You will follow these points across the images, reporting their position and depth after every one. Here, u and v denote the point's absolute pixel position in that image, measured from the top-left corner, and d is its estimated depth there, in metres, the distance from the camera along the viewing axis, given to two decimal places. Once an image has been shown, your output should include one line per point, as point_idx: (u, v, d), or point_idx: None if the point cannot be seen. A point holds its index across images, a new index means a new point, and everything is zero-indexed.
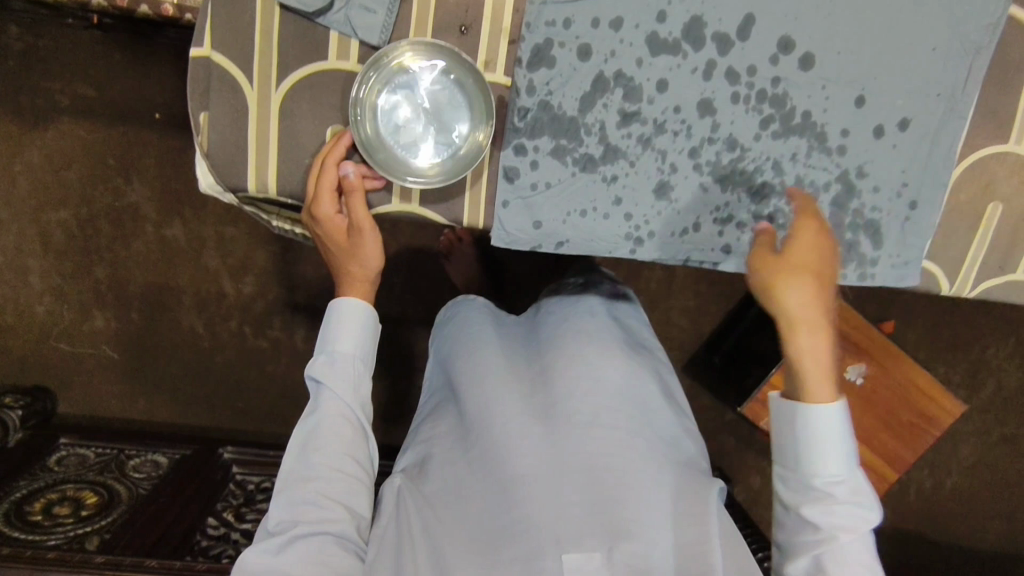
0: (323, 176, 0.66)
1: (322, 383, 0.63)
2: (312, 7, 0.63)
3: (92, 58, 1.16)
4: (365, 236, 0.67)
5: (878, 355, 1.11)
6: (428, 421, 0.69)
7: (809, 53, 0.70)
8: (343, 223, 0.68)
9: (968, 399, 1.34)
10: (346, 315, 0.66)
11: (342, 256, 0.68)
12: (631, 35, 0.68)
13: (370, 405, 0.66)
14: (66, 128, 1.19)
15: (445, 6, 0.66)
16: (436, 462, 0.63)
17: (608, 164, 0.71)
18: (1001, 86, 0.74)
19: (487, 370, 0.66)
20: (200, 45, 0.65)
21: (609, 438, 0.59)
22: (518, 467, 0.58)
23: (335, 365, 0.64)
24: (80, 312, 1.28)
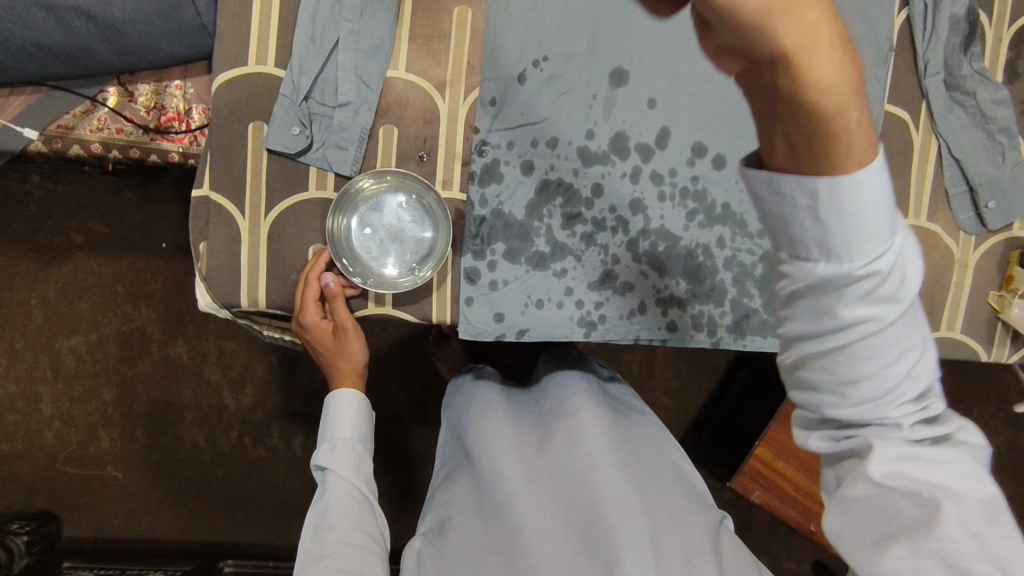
0: (307, 289, 0.76)
1: (328, 468, 0.73)
2: (294, 149, 0.75)
3: (105, 199, 1.30)
4: (350, 334, 0.79)
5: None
6: (446, 492, 0.79)
7: (720, 154, 0.82)
8: (328, 327, 0.79)
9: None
10: (343, 406, 0.78)
11: (332, 355, 0.80)
12: (566, 150, 0.80)
13: (373, 485, 0.76)
14: (81, 262, 1.31)
15: (405, 139, 0.79)
16: (451, 524, 0.73)
17: (558, 260, 0.81)
18: (893, 170, 0.84)
19: (496, 440, 0.78)
20: (202, 186, 0.78)
21: (606, 480, 0.69)
22: (521, 505, 0.69)
23: (336, 451, 0.74)
24: (87, 434, 1.34)
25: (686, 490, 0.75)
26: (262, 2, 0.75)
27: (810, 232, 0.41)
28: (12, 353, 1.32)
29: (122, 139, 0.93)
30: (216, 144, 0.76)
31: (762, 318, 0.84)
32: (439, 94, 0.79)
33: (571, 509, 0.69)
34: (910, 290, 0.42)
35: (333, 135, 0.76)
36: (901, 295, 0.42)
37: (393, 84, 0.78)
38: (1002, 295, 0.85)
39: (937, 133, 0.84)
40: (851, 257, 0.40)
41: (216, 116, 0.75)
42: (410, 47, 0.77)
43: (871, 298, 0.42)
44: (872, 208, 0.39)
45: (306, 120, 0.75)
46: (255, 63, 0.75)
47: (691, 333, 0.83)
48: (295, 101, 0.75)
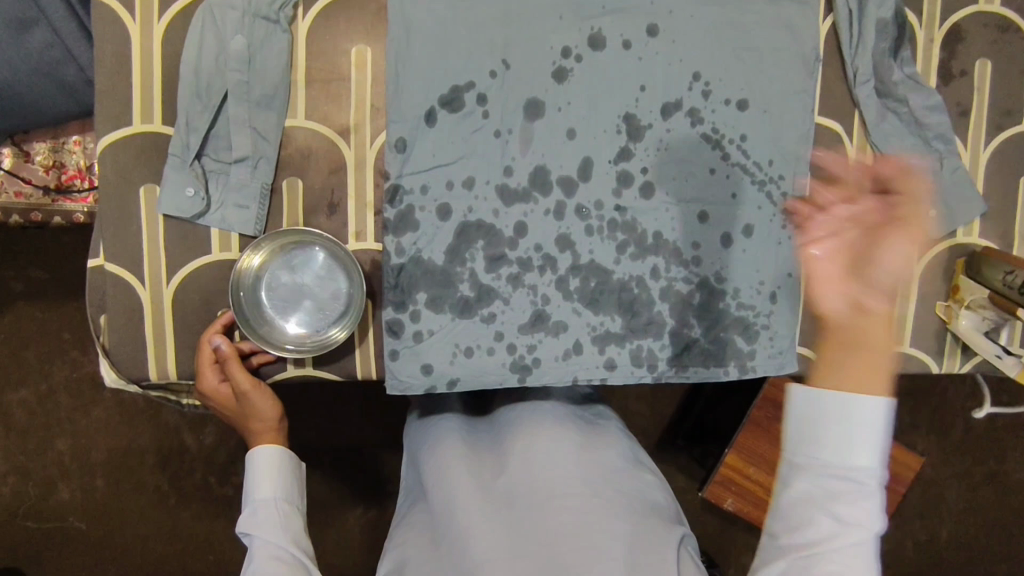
0: (201, 353, 0.72)
1: (250, 535, 0.67)
2: (189, 212, 0.71)
3: (39, 247, 1.26)
4: (255, 396, 0.72)
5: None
6: (404, 531, 0.75)
7: (647, 183, 0.78)
8: (230, 390, 0.73)
9: (938, 444, 1.37)
10: (262, 463, 0.71)
11: (243, 418, 0.73)
12: (484, 190, 0.76)
13: (307, 542, 0.70)
14: (19, 314, 1.26)
15: (311, 191, 0.74)
16: (410, 569, 0.68)
17: (484, 305, 0.77)
18: (829, 183, 0.81)
19: (453, 473, 0.73)
20: (96, 256, 0.73)
21: (564, 508, 0.66)
22: (480, 548, 0.64)
23: (258, 515, 0.68)
24: (45, 487, 1.29)
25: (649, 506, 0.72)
26: (141, 60, 0.70)
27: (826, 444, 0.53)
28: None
29: (23, 203, 0.86)
30: (108, 211, 0.71)
31: (704, 348, 0.80)
32: (343, 141, 0.74)
33: (530, 535, 0.65)
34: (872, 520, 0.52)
35: (231, 194, 0.72)
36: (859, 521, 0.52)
37: (293, 134, 0.73)
38: (949, 305, 0.82)
39: (871, 143, 0.80)
40: (844, 464, 0.53)
41: (104, 181, 0.71)
42: (307, 94, 0.73)
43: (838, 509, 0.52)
44: (838, 438, 0.53)
45: (199, 180, 0.71)
46: (141, 122, 0.70)
47: (631, 369, 0.80)
48: (185, 160, 0.70)
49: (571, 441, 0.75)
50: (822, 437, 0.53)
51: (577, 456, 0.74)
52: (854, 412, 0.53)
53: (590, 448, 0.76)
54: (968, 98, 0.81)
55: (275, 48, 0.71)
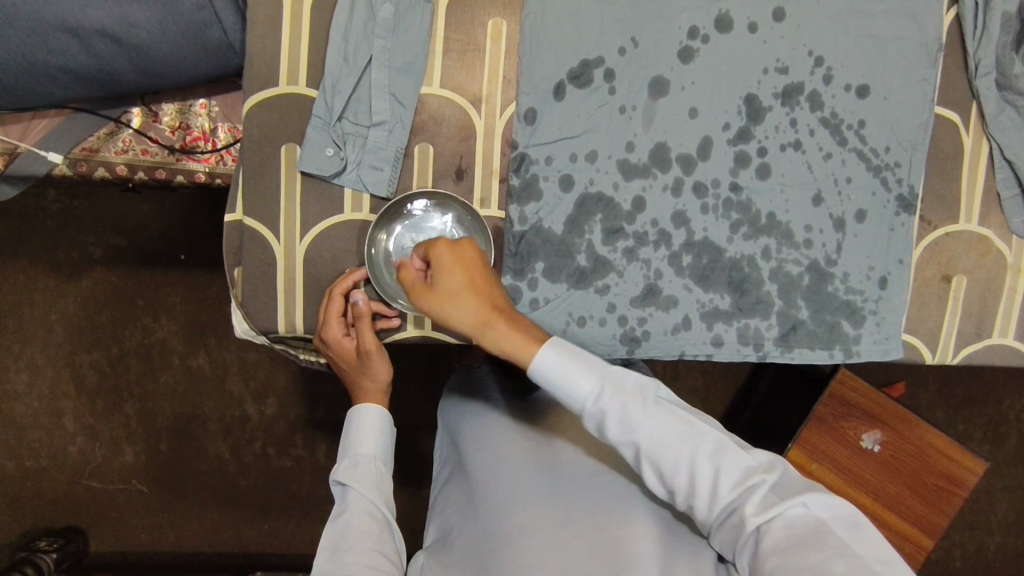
0: (331, 304, 0.74)
1: (348, 485, 0.68)
2: (328, 171, 0.74)
3: (121, 214, 1.28)
4: (375, 354, 0.74)
5: (890, 420, 1.11)
6: (444, 499, 0.75)
7: (764, 164, 0.79)
8: (351, 345, 0.75)
9: (991, 453, 1.37)
10: (365, 418, 0.73)
11: (357, 374, 0.75)
12: (606, 164, 0.78)
13: (394, 502, 0.71)
14: (98, 275, 1.29)
15: (441, 157, 0.76)
16: (453, 538, 0.68)
17: (599, 277, 0.79)
18: (943, 173, 0.82)
19: (494, 446, 0.73)
20: (234, 210, 0.76)
21: (602, 490, 0.66)
22: (519, 519, 0.63)
23: (358, 467, 0.70)
24: (112, 449, 1.33)
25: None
26: (291, 24, 0.73)
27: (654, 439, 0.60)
28: (34, 369, 1.31)
29: (148, 160, 0.90)
30: (249, 167, 0.74)
31: (811, 330, 0.81)
32: (475, 110, 0.76)
33: (569, 509, 0.64)
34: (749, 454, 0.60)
35: (368, 155, 0.74)
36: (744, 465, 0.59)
37: (427, 101, 0.75)
38: None
39: (987, 135, 0.81)
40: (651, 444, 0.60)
41: (248, 139, 0.74)
42: (443, 63, 0.75)
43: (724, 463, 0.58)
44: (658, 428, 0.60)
45: (339, 141, 0.74)
46: (286, 84, 0.73)
47: (737, 346, 0.81)
48: (328, 121, 0.73)
49: None
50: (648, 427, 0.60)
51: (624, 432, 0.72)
52: (573, 373, 0.62)
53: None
54: None
55: (417, 17, 0.74)
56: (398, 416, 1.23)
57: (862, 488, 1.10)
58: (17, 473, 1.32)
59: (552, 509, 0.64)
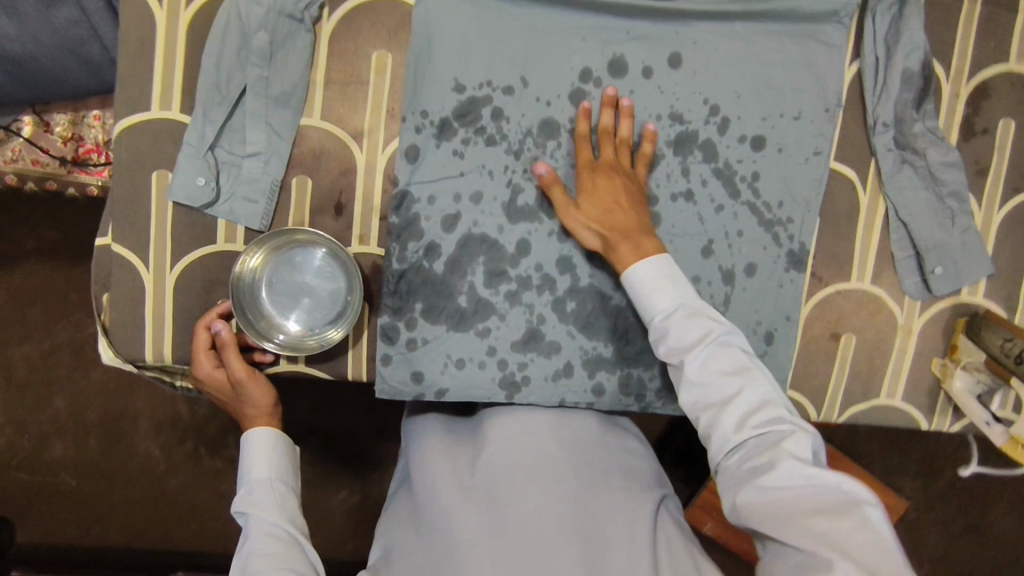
0: (197, 336, 0.73)
1: (246, 512, 0.68)
2: (197, 201, 0.72)
3: (56, 209, 1.27)
4: (249, 384, 0.73)
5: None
6: (388, 517, 0.75)
7: (655, 214, 0.78)
8: (223, 376, 0.73)
9: (925, 488, 1.36)
10: (253, 445, 0.73)
11: (238, 404, 0.74)
12: (491, 206, 0.76)
13: (302, 521, 0.71)
14: (29, 269, 1.26)
15: (319, 191, 0.74)
16: (395, 556, 0.68)
17: (480, 319, 0.77)
18: (837, 231, 0.80)
19: (431, 457, 0.74)
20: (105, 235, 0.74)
21: (538, 491, 0.67)
22: (458, 536, 0.64)
23: (253, 494, 0.70)
24: (40, 442, 1.27)
25: (624, 475, 0.73)
26: (165, 47, 0.70)
27: (712, 367, 0.65)
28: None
29: (37, 171, 0.88)
30: (118, 193, 0.72)
31: None
32: (357, 144, 0.74)
33: (505, 516, 0.66)
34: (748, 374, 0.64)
35: (240, 187, 0.72)
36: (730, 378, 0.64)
37: (308, 133, 0.73)
38: (946, 364, 0.81)
39: (884, 194, 0.80)
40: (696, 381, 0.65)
41: (118, 164, 0.72)
42: (324, 95, 0.73)
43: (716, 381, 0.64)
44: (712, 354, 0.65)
45: (211, 170, 0.71)
46: (159, 109, 0.71)
47: (619, 395, 0.80)
48: (200, 150, 0.71)
49: (546, 422, 0.77)
50: (670, 310, 0.67)
51: (551, 435, 0.75)
52: (658, 291, 0.68)
53: (563, 427, 0.77)
54: (988, 157, 0.80)
55: (297, 47, 0.71)
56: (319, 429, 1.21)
57: None
58: None
59: (486, 523, 0.65)
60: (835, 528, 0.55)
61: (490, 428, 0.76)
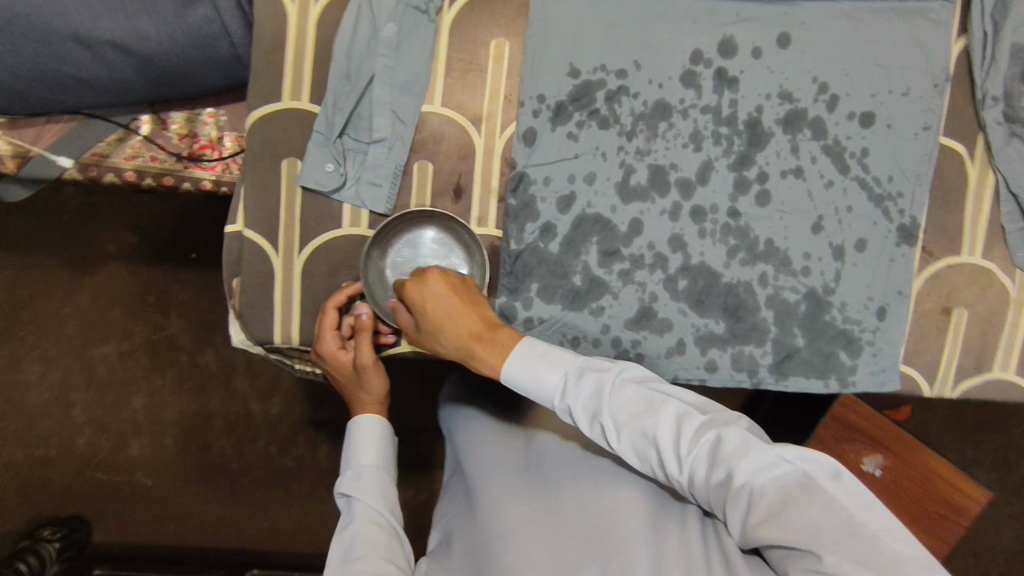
0: (327, 317, 0.74)
1: (353, 496, 0.67)
2: (327, 186, 0.74)
3: (136, 209, 1.25)
4: (369, 369, 0.72)
5: (894, 445, 1.08)
6: (447, 506, 0.78)
7: (765, 191, 0.79)
8: (347, 357, 0.74)
9: (1007, 478, 1.35)
10: (363, 429, 0.72)
11: (353, 387, 0.74)
12: (604, 186, 0.78)
13: (399, 511, 0.70)
14: (115, 271, 1.25)
15: (439, 176, 0.77)
16: (453, 542, 0.71)
17: (595, 298, 0.79)
18: (946, 205, 0.81)
19: (481, 445, 0.77)
20: (235, 222, 0.77)
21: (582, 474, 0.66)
22: (500, 518, 0.66)
23: (362, 479, 0.69)
24: (119, 441, 1.26)
25: None
26: (295, 41, 0.74)
27: (621, 413, 0.60)
28: (47, 360, 1.25)
29: (156, 167, 0.91)
30: (251, 181, 0.75)
31: (807, 359, 0.81)
32: (475, 129, 0.77)
33: (552, 504, 0.65)
34: (659, 409, 0.59)
35: (366, 172, 0.75)
36: (644, 420, 0.59)
37: (428, 120, 0.76)
38: None
39: (994, 167, 0.80)
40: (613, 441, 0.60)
41: (251, 152, 0.75)
42: (445, 82, 0.76)
43: (631, 429, 0.59)
44: (615, 400, 0.60)
45: (339, 157, 0.74)
46: (290, 99, 0.74)
47: (731, 372, 0.81)
48: (328, 138, 0.74)
49: None
50: (544, 374, 0.63)
51: None
52: (542, 371, 0.63)
53: None
54: None
55: (421, 37, 0.74)
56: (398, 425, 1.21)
57: None
58: (27, 462, 1.25)
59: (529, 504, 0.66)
60: (805, 512, 0.50)
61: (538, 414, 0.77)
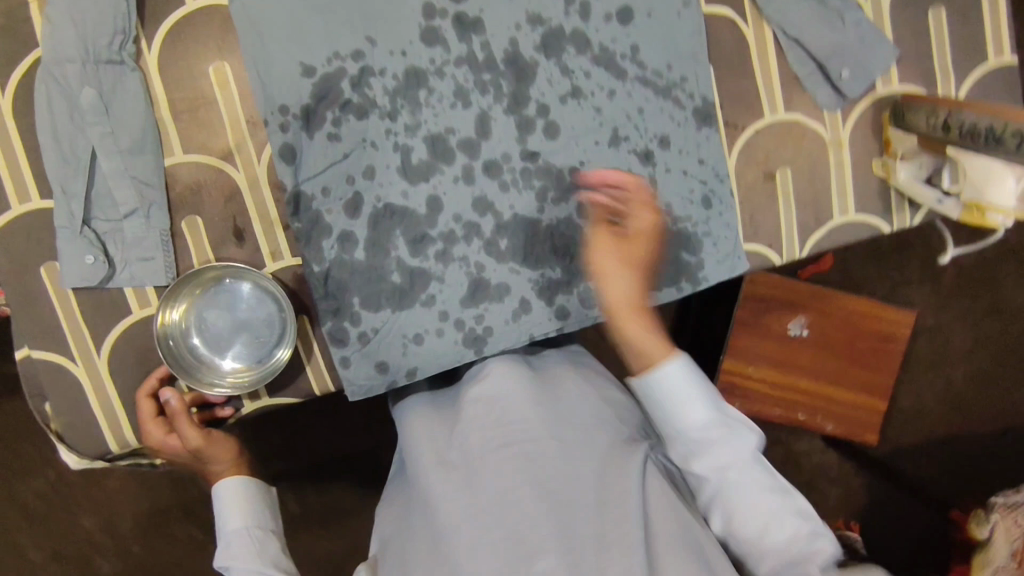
0: (142, 408, 0.71)
1: (230, 566, 0.69)
2: (95, 279, 0.69)
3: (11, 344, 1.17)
4: (208, 450, 0.72)
5: (811, 301, 1.19)
6: (387, 503, 0.75)
7: (551, 122, 0.75)
8: (177, 441, 0.71)
9: (933, 292, 1.42)
10: (223, 496, 0.73)
11: (197, 465, 0.73)
12: (387, 175, 0.73)
13: (286, 558, 0.72)
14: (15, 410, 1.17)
15: (212, 225, 0.72)
16: (391, 546, 0.70)
17: (421, 289, 0.75)
18: (735, 72, 0.79)
19: (413, 436, 0.72)
20: (21, 347, 0.71)
21: (529, 468, 0.64)
22: (443, 522, 0.63)
23: (232, 546, 0.70)
24: (85, 566, 1.19)
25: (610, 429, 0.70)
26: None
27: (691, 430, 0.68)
28: None
29: None
30: (18, 302, 0.69)
31: (651, 272, 0.78)
32: (230, 165, 0.71)
33: (493, 507, 0.63)
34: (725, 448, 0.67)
35: (132, 251, 0.69)
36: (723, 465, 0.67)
37: (177, 172, 0.70)
38: (885, 162, 0.80)
39: (767, 20, 0.78)
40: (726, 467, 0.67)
41: (3, 272, 0.69)
42: (177, 127, 0.70)
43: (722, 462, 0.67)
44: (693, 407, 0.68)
45: (96, 245, 0.68)
46: (18, 203, 0.68)
47: (583, 311, 0.78)
48: (74, 229, 0.67)
49: (524, 374, 0.72)
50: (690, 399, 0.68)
51: (531, 390, 0.70)
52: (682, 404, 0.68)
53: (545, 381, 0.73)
54: None
55: (128, 90, 0.67)
56: (342, 455, 1.20)
57: (804, 373, 1.20)
58: None
59: (473, 505, 0.63)
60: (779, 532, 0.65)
61: (468, 392, 0.72)
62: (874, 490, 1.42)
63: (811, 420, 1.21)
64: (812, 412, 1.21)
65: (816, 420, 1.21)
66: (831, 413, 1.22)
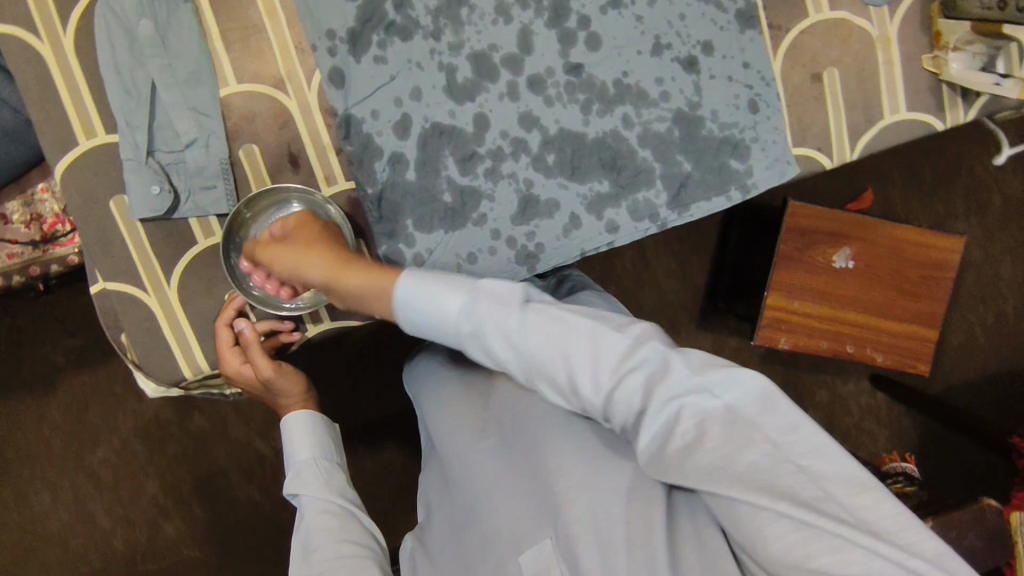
0: (220, 336, 0.74)
1: (298, 494, 0.69)
2: (161, 209, 0.70)
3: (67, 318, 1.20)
4: (279, 382, 0.74)
5: (854, 232, 1.15)
6: (427, 475, 0.76)
7: (592, 34, 0.76)
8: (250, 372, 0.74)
9: (981, 220, 1.39)
10: (291, 429, 0.74)
11: (268, 393, 0.76)
12: (433, 95, 0.74)
13: (351, 491, 0.72)
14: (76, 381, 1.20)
15: (269, 153, 0.74)
16: (435, 515, 0.71)
17: (473, 208, 0.76)
18: None
19: (449, 404, 0.72)
20: (95, 282, 0.73)
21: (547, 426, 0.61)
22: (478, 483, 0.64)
23: (301, 475, 0.70)
24: (151, 528, 1.23)
25: None
26: (63, 79, 0.69)
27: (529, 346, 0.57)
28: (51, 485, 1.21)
29: (15, 263, 0.88)
30: (89, 236, 0.72)
31: (700, 181, 0.78)
32: (282, 93, 0.73)
33: (522, 469, 0.62)
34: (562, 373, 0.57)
35: (194, 180, 0.72)
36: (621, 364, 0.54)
37: (232, 103, 0.72)
38: (936, 56, 0.79)
39: None
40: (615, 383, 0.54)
41: (74, 207, 0.71)
42: (230, 57, 0.72)
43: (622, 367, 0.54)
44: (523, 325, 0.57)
45: (161, 175, 0.70)
46: (85, 139, 0.70)
47: (633, 224, 0.78)
48: (140, 160, 0.70)
49: None
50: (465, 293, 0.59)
51: None
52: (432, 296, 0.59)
53: None
54: None
55: (183, 22, 0.70)
56: (394, 409, 1.22)
57: (851, 305, 1.17)
58: None
59: (502, 468, 0.63)
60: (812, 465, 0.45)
61: None
62: (929, 429, 1.41)
63: (860, 352, 1.18)
64: (860, 344, 1.18)
65: (865, 352, 1.18)
66: (882, 345, 1.18)
